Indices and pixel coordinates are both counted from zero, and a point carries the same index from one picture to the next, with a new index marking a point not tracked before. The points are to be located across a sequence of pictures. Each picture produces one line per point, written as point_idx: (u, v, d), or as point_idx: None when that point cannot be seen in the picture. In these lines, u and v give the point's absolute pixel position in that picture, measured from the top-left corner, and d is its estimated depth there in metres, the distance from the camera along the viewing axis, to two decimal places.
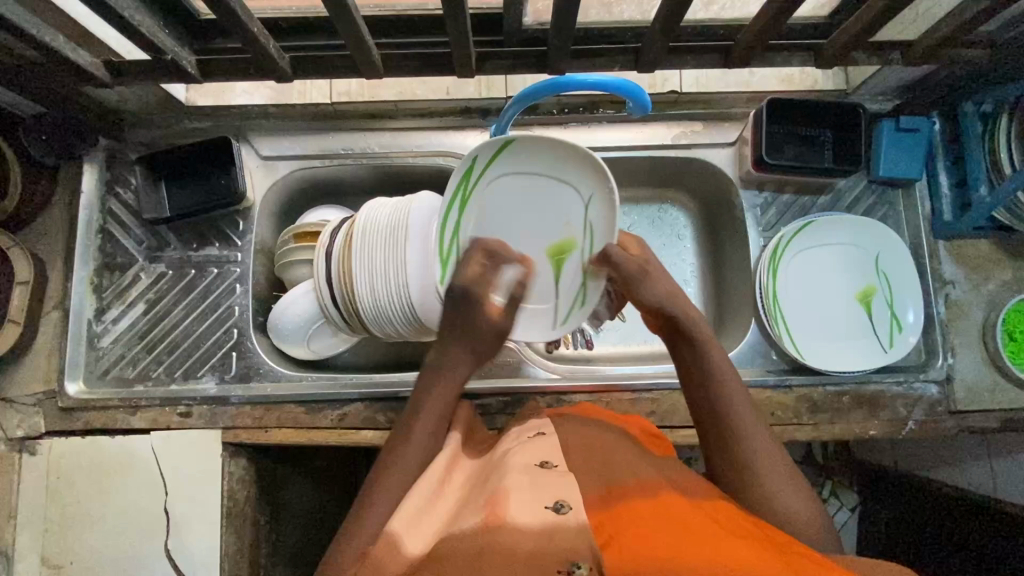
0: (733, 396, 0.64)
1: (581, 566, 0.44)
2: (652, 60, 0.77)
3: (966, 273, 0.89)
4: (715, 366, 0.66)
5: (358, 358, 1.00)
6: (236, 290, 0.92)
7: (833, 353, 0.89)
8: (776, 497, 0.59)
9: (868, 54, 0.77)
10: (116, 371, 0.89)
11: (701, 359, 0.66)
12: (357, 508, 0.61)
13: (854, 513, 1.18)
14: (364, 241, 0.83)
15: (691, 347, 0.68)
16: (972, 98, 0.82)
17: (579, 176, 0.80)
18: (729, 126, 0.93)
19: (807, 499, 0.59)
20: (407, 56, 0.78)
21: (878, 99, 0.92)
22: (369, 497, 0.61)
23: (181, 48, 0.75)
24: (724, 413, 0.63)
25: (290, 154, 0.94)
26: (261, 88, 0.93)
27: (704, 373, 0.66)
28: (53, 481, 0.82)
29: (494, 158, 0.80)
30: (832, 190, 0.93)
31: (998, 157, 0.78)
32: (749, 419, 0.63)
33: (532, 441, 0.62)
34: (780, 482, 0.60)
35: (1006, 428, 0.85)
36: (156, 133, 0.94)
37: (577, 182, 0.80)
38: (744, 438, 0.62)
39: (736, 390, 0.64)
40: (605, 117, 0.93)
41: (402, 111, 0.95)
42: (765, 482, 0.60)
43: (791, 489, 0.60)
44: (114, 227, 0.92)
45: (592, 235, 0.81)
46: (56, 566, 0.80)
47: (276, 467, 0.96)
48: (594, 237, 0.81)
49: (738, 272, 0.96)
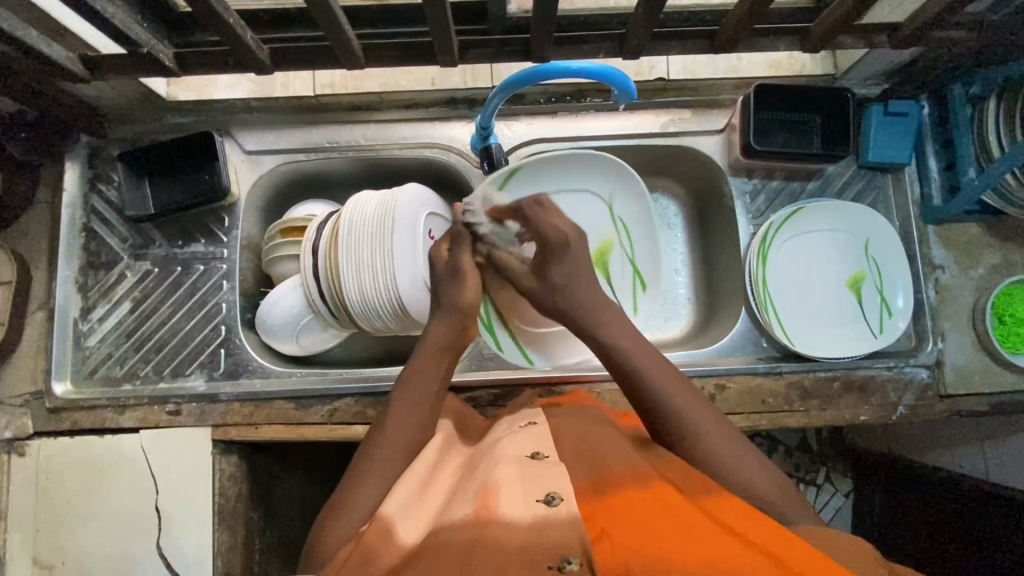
0: (659, 382, 0.63)
1: (572, 560, 0.44)
2: (637, 46, 0.76)
3: (956, 257, 0.89)
4: (635, 361, 0.64)
5: (348, 353, 1.00)
6: (223, 287, 0.91)
7: (823, 339, 0.89)
8: (727, 465, 0.59)
9: (855, 37, 0.76)
10: (104, 371, 0.89)
11: (622, 359, 0.64)
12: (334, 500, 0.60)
13: (848, 498, 1.20)
14: (349, 234, 0.83)
15: (617, 351, 0.65)
16: (962, 80, 0.82)
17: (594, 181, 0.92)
18: (717, 113, 0.92)
19: (757, 459, 0.61)
20: (390, 45, 0.78)
21: (866, 84, 0.91)
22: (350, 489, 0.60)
23: (159, 41, 0.74)
24: (655, 404, 0.62)
25: (275, 148, 0.92)
26: (242, 81, 0.92)
27: (630, 377, 0.64)
28: (43, 482, 0.82)
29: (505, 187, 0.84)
30: (821, 176, 0.93)
31: (987, 138, 0.78)
32: (702, 418, 0.61)
33: (524, 431, 0.62)
34: (724, 447, 0.61)
35: (995, 412, 0.86)
36: (138, 129, 0.92)
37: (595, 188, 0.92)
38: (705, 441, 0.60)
39: (678, 396, 0.62)
40: (592, 106, 0.92)
41: (387, 103, 0.94)
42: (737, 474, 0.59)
43: (742, 453, 0.61)
44: (97, 225, 0.91)
45: (625, 227, 0.94)
46: (48, 567, 0.80)
47: (267, 462, 0.96)
48: (627, 230, 0.94)
49: (728, 260, 0.96)
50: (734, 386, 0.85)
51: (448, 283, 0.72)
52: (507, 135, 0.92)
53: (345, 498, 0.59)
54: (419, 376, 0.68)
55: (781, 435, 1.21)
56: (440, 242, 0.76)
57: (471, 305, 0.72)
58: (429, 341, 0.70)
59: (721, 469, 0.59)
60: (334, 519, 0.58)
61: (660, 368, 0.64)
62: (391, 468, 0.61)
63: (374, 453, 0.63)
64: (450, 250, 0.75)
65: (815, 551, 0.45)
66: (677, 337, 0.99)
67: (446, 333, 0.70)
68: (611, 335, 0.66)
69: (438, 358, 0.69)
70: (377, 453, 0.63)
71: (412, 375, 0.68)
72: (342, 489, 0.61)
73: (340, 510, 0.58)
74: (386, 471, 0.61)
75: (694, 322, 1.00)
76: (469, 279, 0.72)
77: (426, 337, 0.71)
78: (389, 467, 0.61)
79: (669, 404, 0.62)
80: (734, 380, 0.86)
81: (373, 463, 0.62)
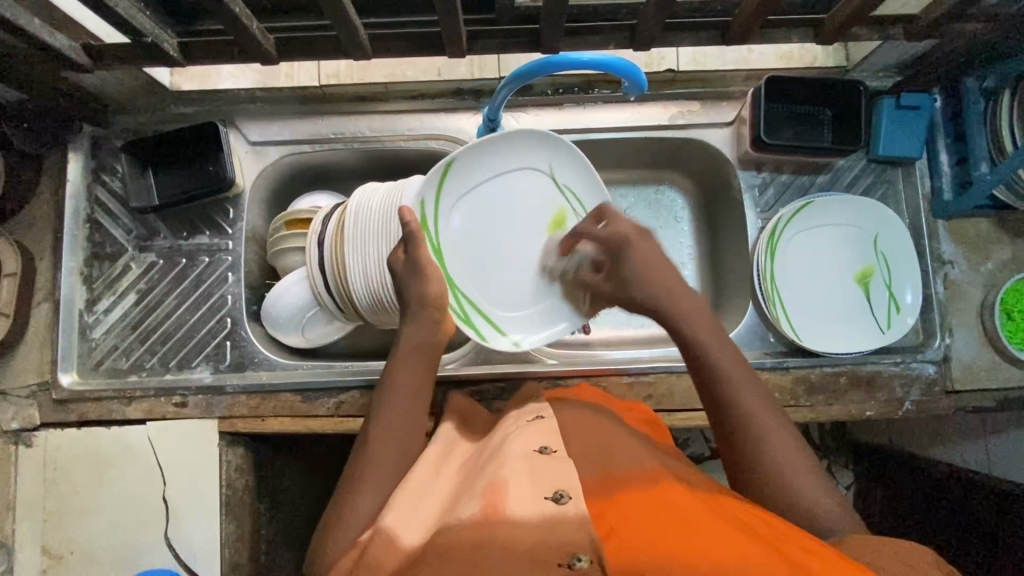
0: (726, 366, 0.63)
1: (582, 557, 0.45)
2: (648, 38, 0.75)
3: (965, 253, 0.88)
4: (708, 346, 0.64)
5: (354, 344, 1.00)
6: (228, 279, 0.91)
7: (831, 335, 0.88)
8: (779, 463, 0.58)
9: (869, 29, 0.75)
10: (109, 362, 0.89)
11: (698, 343, 0.64)
12: (328, 511, 0.60)
13: (850, 490, 1.19)
14: (355, 227, 0.82)
15: (684, 333, 0.65)
16: (975, 74, 0.81)
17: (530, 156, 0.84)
18: (727, 106, 0.91)
19: (811, 468, 0.59)
20: (398, 36, 0.76)
21: (878, 76, 0.90)
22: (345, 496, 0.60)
23: (163, 31, 0.73)
24: (722, 394, 0.62)
25: (278, 138, 0.91)
26: (246, 71, 0.91)
27: (699, 360, 0.64)
28: (50, 473, 0.82)
29: (439, 188, 0.80)
30: (830, 170, 0.92)
31: (1000, 133, 0.77)
32: (768, 422, 0.60)
33: (532, 426, 0.62)
34: (787, 456, 0.59)
35: (1002, 407, 0.86)
36: (142, 119, 0.91)
37: (536, 163, 0.84)
38: (765, 444, 0.59)
39: (748, 394, 0.61)
40: (599, 97, 0.91)
41: (391, 93, 0.93)
42: (793, 483, 0.57)
43: (808, 472, 0.58)
44: (101, 216, 0.90)
45: (576, 197, 0.86)
46: (57, 557, 0.81)
47: (273, 452, 0.96)
48: (576, 197, 0.86)
49: (736, 254, 0.96)
50: None
51: (409, 279, 0.72)
52: (514, 126, 0.91)
53: (335, 511, 0.59)
54: (397, 377, 0.68)
55: None
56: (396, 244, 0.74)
57: (437, 298, 0.72)
58: (404, 342, 0.71)
59: (775, 469, 0.58)
60: (332, 524, 0.58)
61: (737, 362, 0.63)
62: (383, 472, 0.61)
63: (364, 461, 0.63)
64: (407, 253, 0.73)
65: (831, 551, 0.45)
66: None
67: (420, 332, 0.71)
68: (692, 326, 0.65)
69: (418, 352, 0.70)
70: (368, 455, 0.63)
71: (392, 376, 0.69)
72: (341, 491, 0.61)
73: (338, 524, 0.58)
74: (376, 473, 0.61)
75: None
76: (430, 275, 0.72)
77: (400, 339, 0.71)
78: (376, 470, 0.62)
79: (737, 397, 0.61)
80: None
81: (362, 465, 0.62)
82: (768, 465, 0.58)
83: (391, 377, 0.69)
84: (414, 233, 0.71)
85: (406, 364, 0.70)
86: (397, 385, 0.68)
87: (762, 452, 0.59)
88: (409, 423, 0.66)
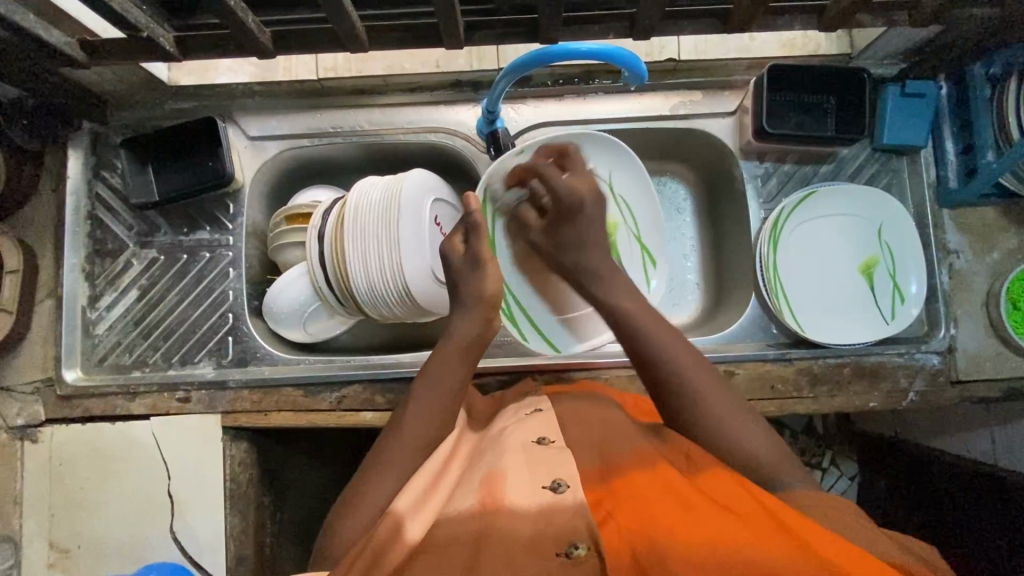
0: (660, 345, 0.64)
1: (579, 545, 0.45)
2: (648, 27, 0.74)
3: (971, 243, 0.87)
4: (641, 328, 0.65)
5: (356, 339, 1.00)
6: (230, 274, 0.91)
7: (833, 325, 0.88)
8: (726, 422, 0.61)
9: (872, 15, 0.74)
10: (113, 358, 0.89)
11: (633, 328, 0.65)
12: (344, 496, 0.60)
13: (853, 481, 1.20)
14: (356, 222, 0.82)
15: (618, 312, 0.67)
16: (982, 61, 0.79)
17: (592, 164, 0.90)
18: (728, 95, 0.90)
19: (751, 419, 0.62)
20: (395, 28, 0.76)
21: (883, 63, 0.89)
22: (363, 482, 0.60)
23: (158, 25, 0.73)
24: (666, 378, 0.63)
25: (278, 133, 0.91)
26: (244, 65, 0.92)
27: (637, 340, 0.65)
28: (56, 468, 0.83)
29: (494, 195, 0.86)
30: (834, 159, 0.91)
31: (1006, 120, 0.76)
32: (716, 396, 0.62)
33: (531, 417, 0.62)
34: (736, 425, 0.61)
35: (1008, 398, 0.85)
36: (141, 115, 0.91)
37: (597, 169, 0.90)
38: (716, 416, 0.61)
39: (688, 369, 0.62)
40: (600, 88, 0.90)
41: (390, 86, 0.92)
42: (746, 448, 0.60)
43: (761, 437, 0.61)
44: (103, 212, 0.90)
45: (628, 208, 0.93)
46: (63, 551, 0.81)
47: (277, 447, 0.97)
48: (631, 210, 0.93)
49: (738, 245, 0.95)
50: (743, 372, 0.85)
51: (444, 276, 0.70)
52: (514, 118, 0.91)
53: (350, 499, 0.59)
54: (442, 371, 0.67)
55: (788, 420, 1.20)
56: (453, 233, 0.73)
57: (491, 296, 0.71)
58: (453, 340, 0.69)
59: (723, 430, 0.61)
60: (347, 505, 0.59)
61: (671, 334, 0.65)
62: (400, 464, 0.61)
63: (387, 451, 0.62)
64: (464, 243, 0.73)
65: (842, 542, 0.44)
66: (685, 323, 0.98)
67: (472, 332, 0.69)
68: (625, 310, 0.67)
69: (464, 354, 0.68)
70: (394, 445, 0.63)
71: (435, 372, 0.67)
72: (356, 479, 0.61)
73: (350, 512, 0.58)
74: (397, 460, 0.61)
75: (702, 309, 1.00)
76: (487, 269, 0.71)
77: (447, 334, 0.70)
78: (403, 458, 0.62)
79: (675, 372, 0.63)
80: (743, 366, 0.86)
81: (389, 452, 0.62)
82: (716, 434, 0.60)
83: (427, 371, 0.68)
84: (476, 223, 0.70)
85: (448, 364, 0.67)
86: (441, 380, 0.66)
87: (710, 419, 0.61)
88: (444, 418, 0.65)
